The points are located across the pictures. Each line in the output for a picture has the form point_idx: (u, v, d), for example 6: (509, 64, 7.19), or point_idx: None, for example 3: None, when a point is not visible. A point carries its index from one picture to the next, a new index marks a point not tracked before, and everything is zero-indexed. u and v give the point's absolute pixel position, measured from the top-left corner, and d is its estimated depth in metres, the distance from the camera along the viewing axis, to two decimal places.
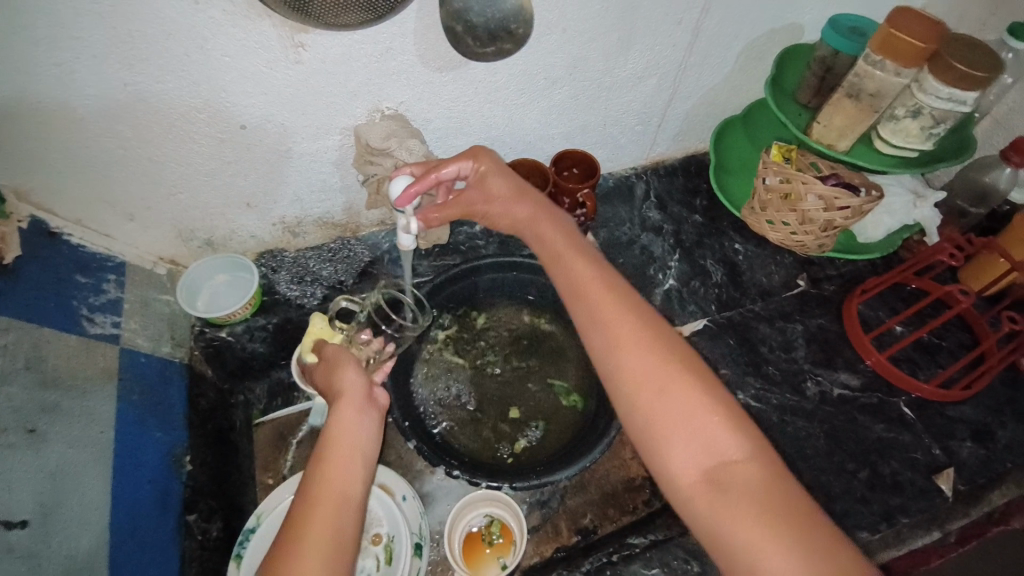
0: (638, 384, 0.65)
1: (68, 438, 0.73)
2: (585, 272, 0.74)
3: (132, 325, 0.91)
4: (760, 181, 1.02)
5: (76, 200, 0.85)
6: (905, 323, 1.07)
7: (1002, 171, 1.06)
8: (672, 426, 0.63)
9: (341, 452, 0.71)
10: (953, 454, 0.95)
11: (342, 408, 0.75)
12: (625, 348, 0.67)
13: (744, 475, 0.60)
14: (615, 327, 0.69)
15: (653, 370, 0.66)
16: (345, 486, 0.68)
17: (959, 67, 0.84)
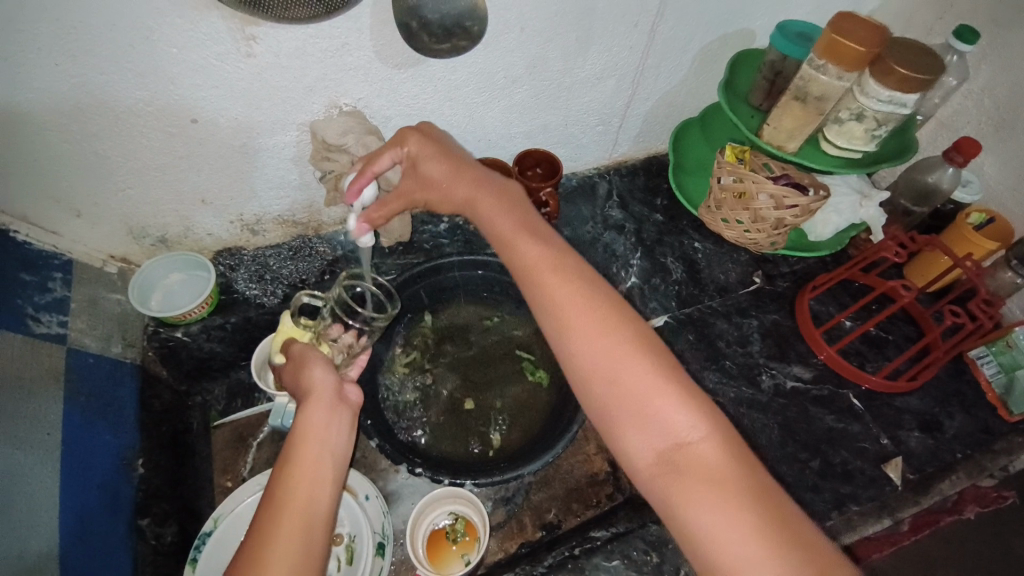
0: (599, 365, 0.64)
1: (11, 438, 0.71)
2: (533, 251, 0.70)
3: (80, 325, 0.88)
4: (715, 181, 1.05)
5: (21, 196, 0.82)
6: (853, 317, 1.12)
7: (945, 171, 1.10)
8: (632, 407, 0.62)
9: (309, 454, 0.68)
10: (901, 444, 0.99)
11: (310, 410, 0.73)
12: (585, 330, 0.65)
13: (706, 459, 0.58)
14: (570, 311, 0.66)
15: (612, 351, 0.64)
16: (314, 489, 0.66)
17: (898, 70, 0.89)
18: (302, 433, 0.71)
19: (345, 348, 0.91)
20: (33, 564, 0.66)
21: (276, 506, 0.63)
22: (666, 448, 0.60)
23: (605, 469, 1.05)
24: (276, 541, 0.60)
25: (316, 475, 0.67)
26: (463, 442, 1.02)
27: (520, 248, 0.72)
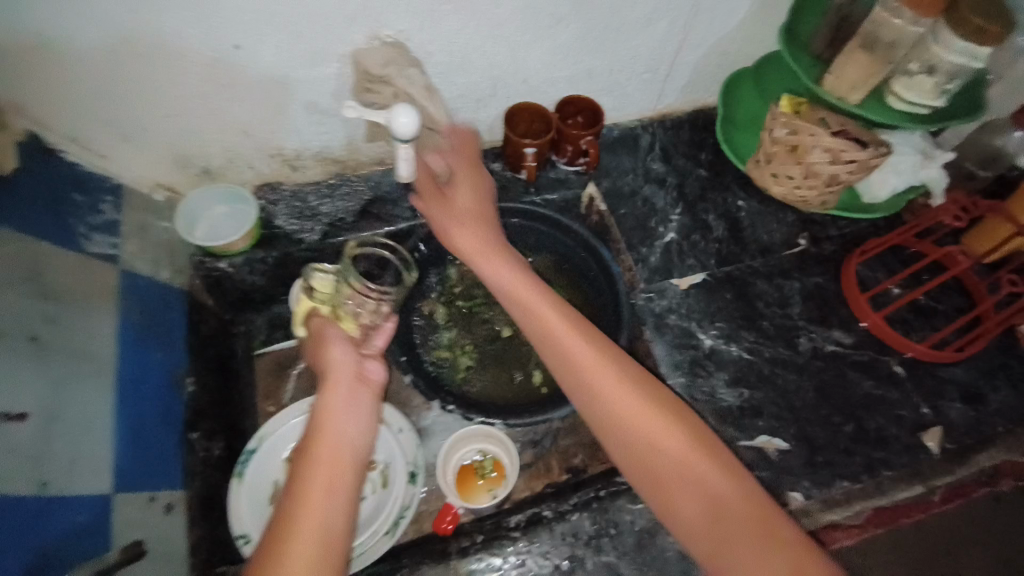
0: (607, 405, 0.73)
1: (68, 349, 0.74)
2: (542, 307, 0.80)
3: (132, 249, 0.91)
4: (767, 133, 0.99)
5: (74, 118, 0.84)
6: (902, 284, 1.08)
7: (1011, 137, 1.07)
8: (635, 443, 0.71)
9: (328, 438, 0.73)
10: (941, 414, 0.96)
11: (330, 393, 0.77)
12: (591, 371, 0.75)
13: (707, 480, 0.68)
14: (577, 354, 0.76)
15: (616, 393, 0.73)
16: (336, 466, 0.70)
17: (976, 21, 0.84)
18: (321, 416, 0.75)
19: (360, 326, 0.88)
20: (83, 465, 0.71)
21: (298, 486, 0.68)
22: (670, 474, 0.69)
23: None
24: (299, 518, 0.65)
25: (335, 455, 0.71)
26: (500, 380, 1.04)
27: (531, 304, 0.81)
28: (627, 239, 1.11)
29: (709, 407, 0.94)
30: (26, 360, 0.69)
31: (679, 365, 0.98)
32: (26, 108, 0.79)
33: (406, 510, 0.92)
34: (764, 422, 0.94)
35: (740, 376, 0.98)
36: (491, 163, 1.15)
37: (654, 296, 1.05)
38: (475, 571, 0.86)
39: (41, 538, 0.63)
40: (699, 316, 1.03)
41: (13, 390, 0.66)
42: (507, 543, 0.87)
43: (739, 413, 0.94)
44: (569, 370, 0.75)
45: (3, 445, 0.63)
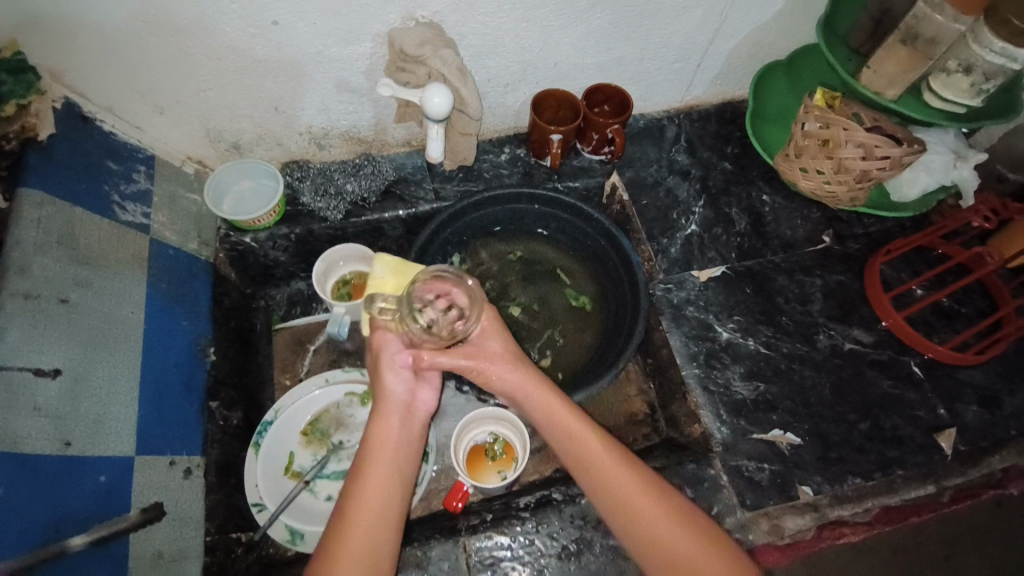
0: (631, 508, 0.70)
1: (97, 312, 0.76)
2: (552, 401, 0.78)
3: (161, 219, 0.93)
4: (799, 126, 0.98)
5: (110, 87, 0.85)
6: (924, 285, 1.07)
7: None
8: (660, 549, 0.68)
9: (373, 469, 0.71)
10: (957, 416, 0.96)
11: (381, 418, 0.75)
12: (602, 466, 0.73)
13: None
14: (588, 448, 0.74)
15: (640, 496, 0.70)
16: (383, 503, 0.69)
17: (1014, 21, 0.81)
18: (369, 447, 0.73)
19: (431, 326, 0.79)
20: (108, 428, 0.72)
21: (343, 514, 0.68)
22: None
23: (644, 411, 1.13)
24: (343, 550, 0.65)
25: (382, 489, 0.70)
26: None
27: (542, 398, 0.79)
28: (648, 230, 1.11)
29: (722, 398, 0.95)
30: (55, 321, 0.71)
31: (696, 356, 0.98)
32: (64, 75, 0.81)
33: (418, 486, 0.94)
34: (778, 417, 0.94)
35: (755, 370, 0.98)
36: (515, 149, 1.17)
37: (673, 287, 1.05)
38: (482, 549, 0.83)
39: (66, 495, 0.65)
40: (717, 309, 1.02)
41: (40, 349, 0.68)
42: (517, 523, 0.85)
43: (754, 406, 0.94)
44: (587, 474, 0.73)
45: (29, 403, 0.65)
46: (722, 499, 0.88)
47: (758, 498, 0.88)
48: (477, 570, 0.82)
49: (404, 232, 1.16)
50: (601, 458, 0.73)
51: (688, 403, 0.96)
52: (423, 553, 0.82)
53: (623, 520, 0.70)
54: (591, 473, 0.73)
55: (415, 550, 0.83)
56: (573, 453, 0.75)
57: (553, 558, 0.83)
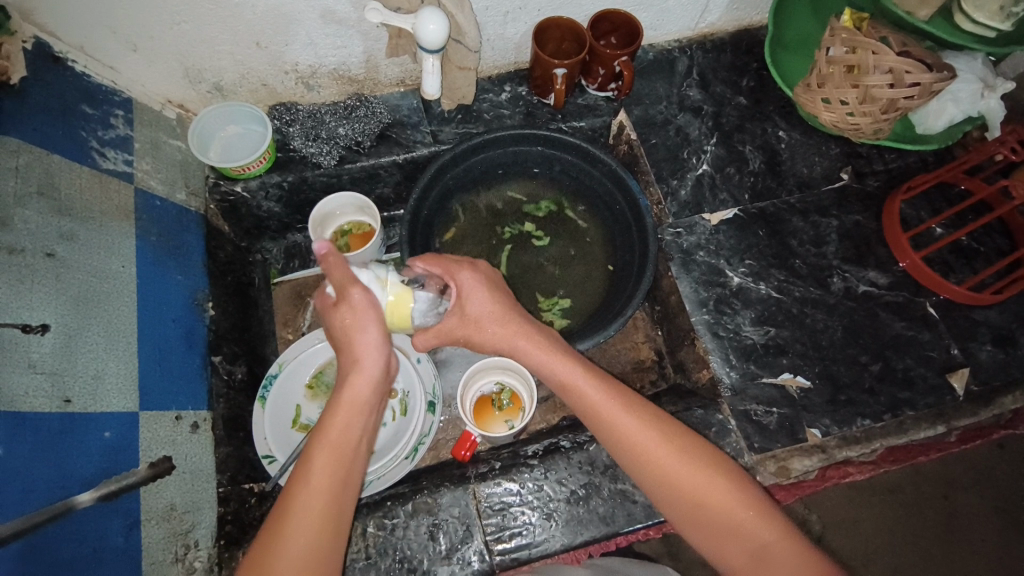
0: (638, 448, 0.68)
1: (86, 266, 0.73)
2: (543, 350, 0.74)
3: (144, 167, 0.88)
4: (823, 52, 0.93)
5: (77, 23, 0.78)
6: (944, 224, 1.03)
7: None
8: (670, 485, 0.66)
9: (333, 448, 0.62)
10: (971, 356, 0.94)
11: (352, 389, 0.64)
12: (608, 413, 0.69)
13: (742, 521, 0.64)
14: (587, 397, 0.70)
15: (644, 437, 0.68)
16: (342, 474, 0.61)
17: None
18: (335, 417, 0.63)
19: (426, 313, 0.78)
20: (107, 384, 0.71)
21: (296, 489, 0.59)
22: (712, 516, 0.65)
23: (651, 357, 1.12)
24: (292, 533, 0.57)
25: (342, 465, 0.61)
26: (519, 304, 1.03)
27: (534, 353, 0.74)
28: (657, 171, 1.05)
29: (732, 343, 0.93)
30: (43, 276, 0.68)
31: (705, 303, 0.96)
32: (34, 13, 0.75)
33: (426, 436, 0.95)
34: (789, 360, 0.92)
35: (766, 315, 0.95)
36: (516, 87, 1.10)
37: (683, 231, 1.01)
38: (491, 495, 0.84)
39: (71, 452, 0.65)
40: (728, 253, 0.99)
41: (28, 306, 0.65)
42: (525, 470, 0.85)
43: (764, 350, 0.93)
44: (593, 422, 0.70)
45: (23, 360, 0.63)
46: (730, 442, 0.88)
47: (766, 441, 0.88)
48: (487, 516, 0.83)
49: (402, 178, 1.11)
50: (610, 405, 0.69)
51: (697, 348, 0.95)
52: (434, 500, 0.83)
53: (630, 461, 0.68)
54: (606, 423, 0.69)
55: (425, 497, 0.83)
56: (582, 399, 0.70)
57: (561, 502, 0.84)
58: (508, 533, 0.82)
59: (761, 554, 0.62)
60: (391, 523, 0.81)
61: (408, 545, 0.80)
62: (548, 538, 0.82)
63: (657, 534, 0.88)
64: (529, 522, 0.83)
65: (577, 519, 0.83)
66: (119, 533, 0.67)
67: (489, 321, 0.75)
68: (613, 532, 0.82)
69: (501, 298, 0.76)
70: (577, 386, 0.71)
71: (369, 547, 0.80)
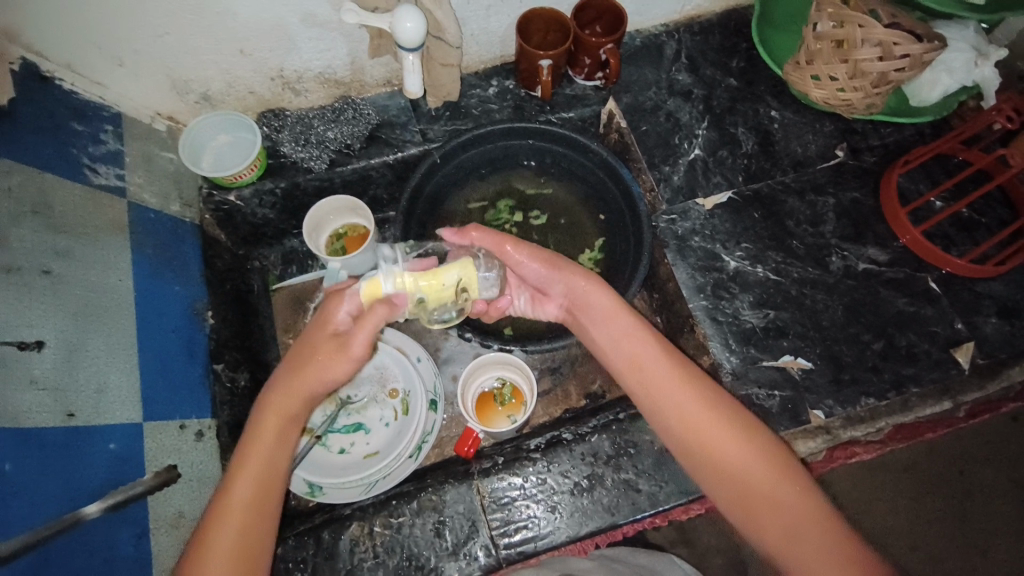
0: (675, 402, 0.67)
1: (84, 282, 0.74)
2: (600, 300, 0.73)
3: (137, 180, 0.89)
4: (811, 28, 0.92)
5: (64, 41, 0.79)
6: (944, 197, 1.02)
7: None
8: (708, 450, 0.65)
9: (257, 467, 0.61)
10: (976, 329, 0.93)
11: (282, 406, 0.62)
12: (656, 366, 0.69)
13: (776, 494, 0.62)
14: (638, 350, 0.71)
15: (685, 398, 0.67)
16: (264, 498, 0.61)
17: None
18: (260, 435, 0.61)
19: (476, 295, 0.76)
20: (111, 396, 0.72)
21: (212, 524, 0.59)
22: (747, 486, 0.63)
23: None
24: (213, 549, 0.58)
25: (261, 488, 0.60)
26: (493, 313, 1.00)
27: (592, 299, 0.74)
28: (649, 157, 1.04)
29: (731, 328, 0.93)
30: (41, 293, 0.69)
31: (703, 288, 0.95)
32: (20, 34, 0.75)
33: (429, 434, 0.95)
34: (790, 342, 0.92)
35: (765, 297, 0.94)
36: (504, 81, 1.10)
37: (677, 218, 1.00)
38: (495, 490, 0.84)
39: (77, 464, 0.66)
40: (724, 237, 0.98)
41: (28, 322, 0.66)
42: (528, 464, 0.85)
43: (764, 333, 0.92)
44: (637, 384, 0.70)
45: (26, 377, 0.64)
46: None
47: (769, 423, 0.87)
48: (491, 510, 0.83)
49: (394, 179, 1.11)
50: (657, 361, 0.70)
51: (696, 334, 0.94)
52: (438, 497, 0.84)
53: (673, 422, 0.67)
54: (648, 385, 0.69)
55: (430, 495, 0.84)
56: (632, 356, 0.71)
57: (565, 494, 0.84)
58: (513, 526, 0.82)
59: (795, 532, 0.61)
60: (396, 521, 0.82)
61: (415, 541, 0.81)
62: (554, 530, 0.82)
63: (663, 522, 0.88)
64: (534, 514, 0.83)
65: (582, 511, 0.83)
66: (128, 542, 0.68)
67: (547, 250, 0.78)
68: (618, 522, 0.82)
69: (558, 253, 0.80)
70: (625, 342, 0.72)
71: (376, 545, 0.81)
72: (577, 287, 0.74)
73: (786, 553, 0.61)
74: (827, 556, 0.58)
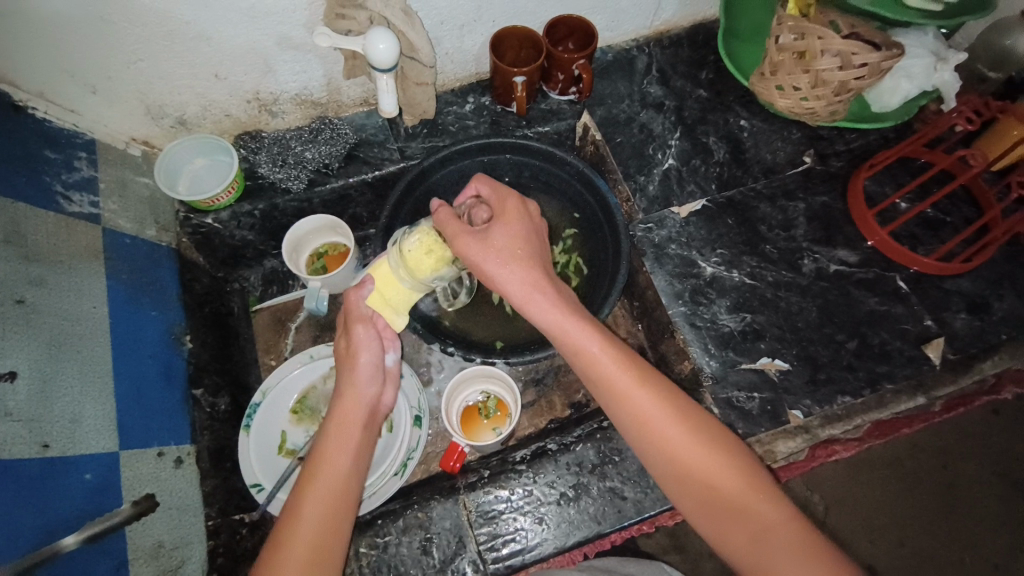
0: (638, 410, 0.66)
1: (58, 310, 0.73)
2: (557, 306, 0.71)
3: (112, 206, 0.89)
4: (772, 41, 0.95)
5: (36, 70, 0.79)
6: (909, 198, 1.05)
7: None
8: (672, 457, 0.64)
9: (332, 457, 0.68)
10: (946, 325, 0.96)
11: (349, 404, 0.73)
12: (619, 374, 0.67)
13: (742, 502, 0.62)
14: (598, 355, 0.68)
15: (648, 406, 0.66)
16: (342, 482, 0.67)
17: None
18: (332, 432, 0.71)
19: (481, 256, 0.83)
20: (86, 426, 0.71)
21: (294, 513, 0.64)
22: (713, 493, 0.63)
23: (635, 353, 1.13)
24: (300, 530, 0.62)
25: (339, 472, 0.67)
26: (484, 330, 1.01)
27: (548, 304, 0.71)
28: (624, 168, 1.06)
29: (710, 332, 0.94)
30: (15, 322, 0.68)
31: (681, 294, 0.97)
32: None
33: (414, 451, 0.95)
34: (767, 345, 0.93)
35: (742, 301, 0.96)
36: (480, 98, 1.12)
37: (653, 226, 1.02)
38: (482, 504, 0.84)
39: (51, 496, 0.64)
40: (700, 244, 1.00)
41: (2, 353, 0.65)
42: (514, 476, 0.85)
43: (741, 337, 0.94)
44: (599, 388, 0.68)
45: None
46: None
47: (750, 426, 0.88)
48: (478, 525, 0.83)
49: (373, 197, 1.12)
50: (619, 369, 0.67)
51: (676, 340, 0.95)
52: (425, 515, 0.83)
53: (635, 430, 0.66)
54: (608, 388, 0.67)
55: (416, 512, 0.83)
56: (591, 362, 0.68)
57: (551, 505, 0.84)
58: (501, 540, 0.82)
59: (763, 539, 0.60)
60: (382, 540, 0.81)
61: (402, 560, 0.81)
62: (542, 542, 0.82)
63: (651, 528, 0.88)
64: (522, 527, 0.83)
65: (569, 521, 0.83)
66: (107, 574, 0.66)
67: (512, 249, 0.73)
68: (605, 530, 0.82)
69: (528, 242, 0.74)
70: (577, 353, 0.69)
71: (362, 566, 0.80)
72: (531, 306, 0.72)
73: (752, 563, 0.60)
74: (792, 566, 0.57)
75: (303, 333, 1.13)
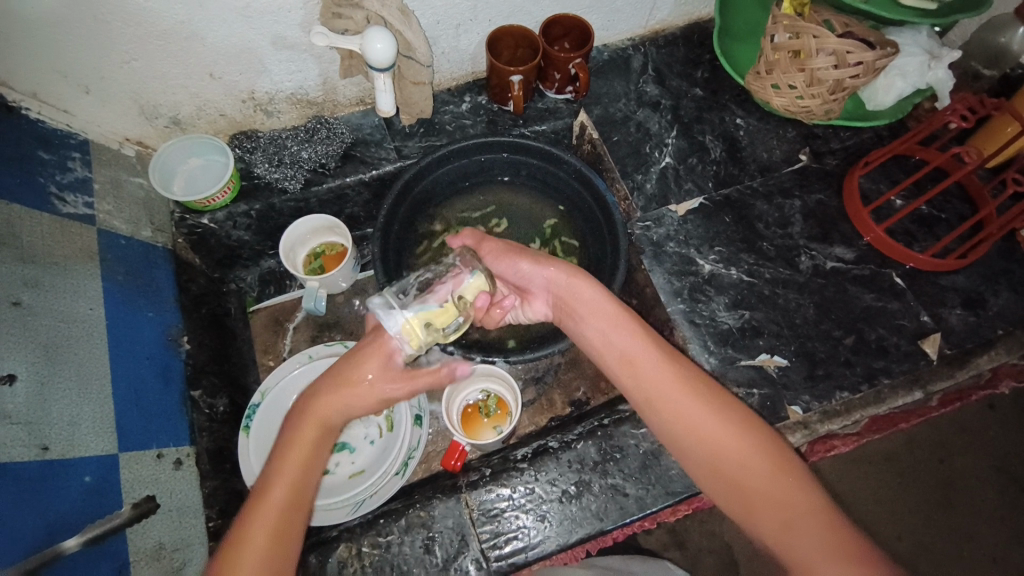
0: (665, 393, 0.67)
1: (54, 312, 0.72)
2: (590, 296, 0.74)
3: (107, 207, 0.88)
4: (768, 39, 0.95)
5: (28, 70, 0.78)
6: (904, 195, 1.06)
7: (1018, 31, 1.01)
8: (703, 442, 0.65)
9: (291, 468, 0.61)
10: (942, 321, 0.97)
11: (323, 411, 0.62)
12: (648, 359, 0.69)
13: (769, 488, 0.62)
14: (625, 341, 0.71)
15: (677, 391, 0.67)
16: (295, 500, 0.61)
17: None
18: (298, 438, 0.62)
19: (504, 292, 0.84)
20: (84, 429, 0.70)
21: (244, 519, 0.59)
22: (743, 478, 0.63)
23: None
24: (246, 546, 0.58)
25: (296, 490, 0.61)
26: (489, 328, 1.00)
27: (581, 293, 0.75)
28: (621, 167, 1.07)
29: (709, 329, 0.94)
30: (11, 325, 0.67)
31: (680, 292, 0.97)
32: None
33: (415, 450, 0.95)
34: (765, 341, 0.94)
35: (740, 298, 0.97)
36: (476, 97, 1.11)
37: (651, 224, 1.02)
38: (483, 502, 0.84)
39: (50, 500, 0.64)
40: (698, 241, 1.01)
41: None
42: (515, 474, 0.85)
43: (740, 334, 0.94)
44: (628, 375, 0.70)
45: None
46: None
47: None
48: (481, 523, 0.83)
49: (370, 197, 1.11)
50: (650, 352, 0.70)
51: (675, 338, 0.96)
52: (426, 514, 0.83)
53: (666, 415, 0.67)
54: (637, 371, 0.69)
55: (417, 511, 0.83)
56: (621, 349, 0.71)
57: (553, 502, 0.84)
58: (503, 538, 0.82)
59: (790, 525, 0.60)
60: (385, 540, 0.81)
61: (404, 560, 0.80)
62: (544, 540, 0.82)
63: (652, 525, 0.88)
64: (524, 525, 0.83)
65: (571, 518, 0.83)
66: None
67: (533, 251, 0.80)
68: (607, 527, 0.83)
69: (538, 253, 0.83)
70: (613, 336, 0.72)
71: (364, 567, 0.80)
72: (571, 287, 0.75)
73: (779, 547, 0.60)
74: (823, 550, 0.58)
75: (301, 334, 1.12)
